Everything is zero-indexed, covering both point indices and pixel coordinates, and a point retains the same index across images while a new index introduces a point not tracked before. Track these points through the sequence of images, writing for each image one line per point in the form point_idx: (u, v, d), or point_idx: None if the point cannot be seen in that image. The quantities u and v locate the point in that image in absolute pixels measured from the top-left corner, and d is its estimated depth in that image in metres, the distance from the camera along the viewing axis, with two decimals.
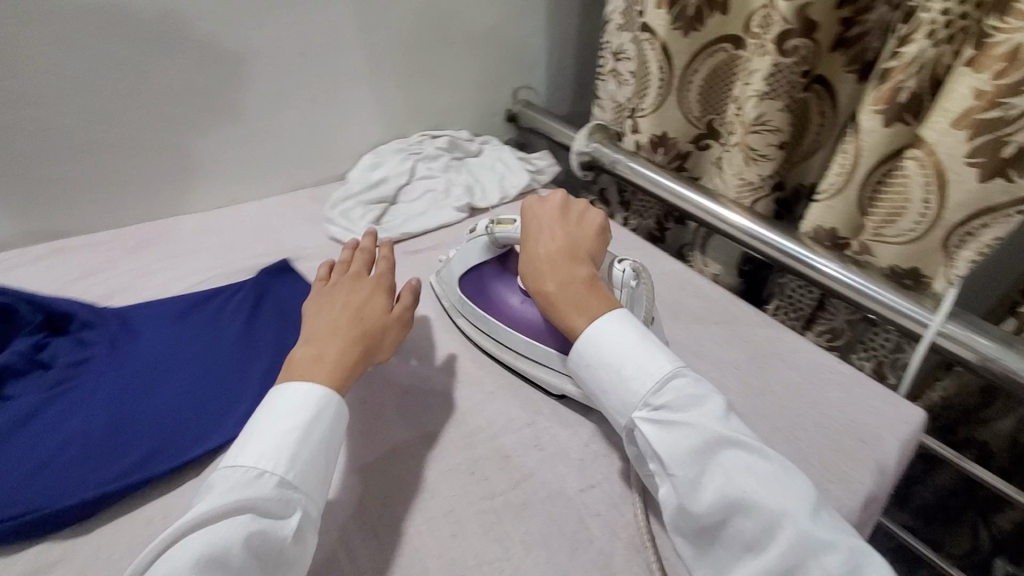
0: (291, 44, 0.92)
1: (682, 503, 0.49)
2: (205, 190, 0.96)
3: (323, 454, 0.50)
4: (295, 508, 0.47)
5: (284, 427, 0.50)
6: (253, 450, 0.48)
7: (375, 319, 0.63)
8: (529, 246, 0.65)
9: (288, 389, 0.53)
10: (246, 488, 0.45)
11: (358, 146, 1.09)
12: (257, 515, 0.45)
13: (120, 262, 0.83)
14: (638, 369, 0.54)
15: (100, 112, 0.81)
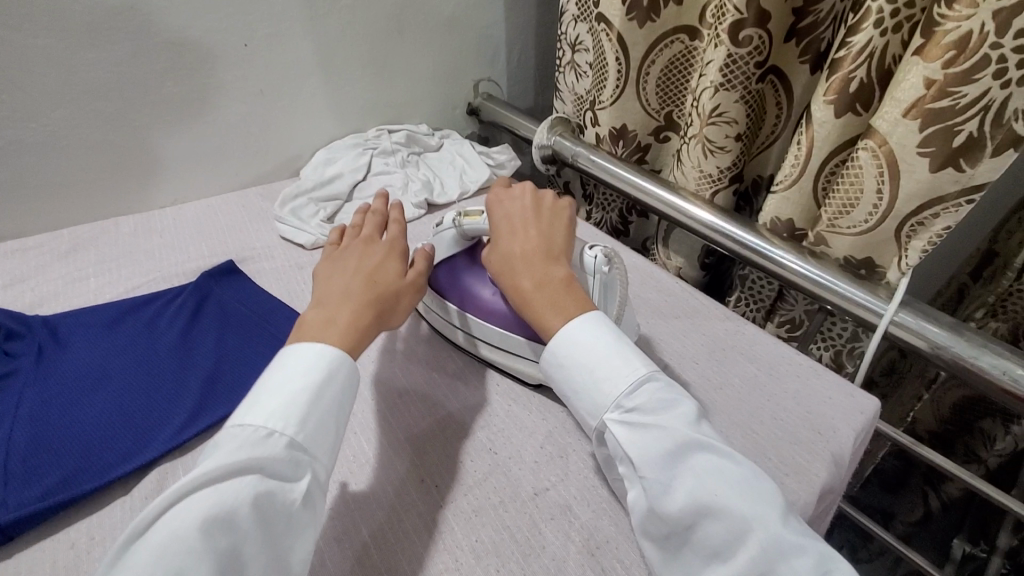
0: (232, 35, 0.87)
1: (652, 508, 0.45)
2: (145, 189, 0.91)
3: (332, 421, 0.47)
4: (305, 471, 0.44)
5: (292, 388, 0.46)
6: (262, 409, 0.45)
7: (389, 282, 0.59)
8: (501, 242, 0.61)
9: (298, 349, 0.50)
10: (256, 447, 0.42)
11: (310, 141, 1.05)
12: (266, 477, 0.42)
13: (50, 266, 0.78)
14: (611, 371, 0.50)
15: (23, 108, 0.75)
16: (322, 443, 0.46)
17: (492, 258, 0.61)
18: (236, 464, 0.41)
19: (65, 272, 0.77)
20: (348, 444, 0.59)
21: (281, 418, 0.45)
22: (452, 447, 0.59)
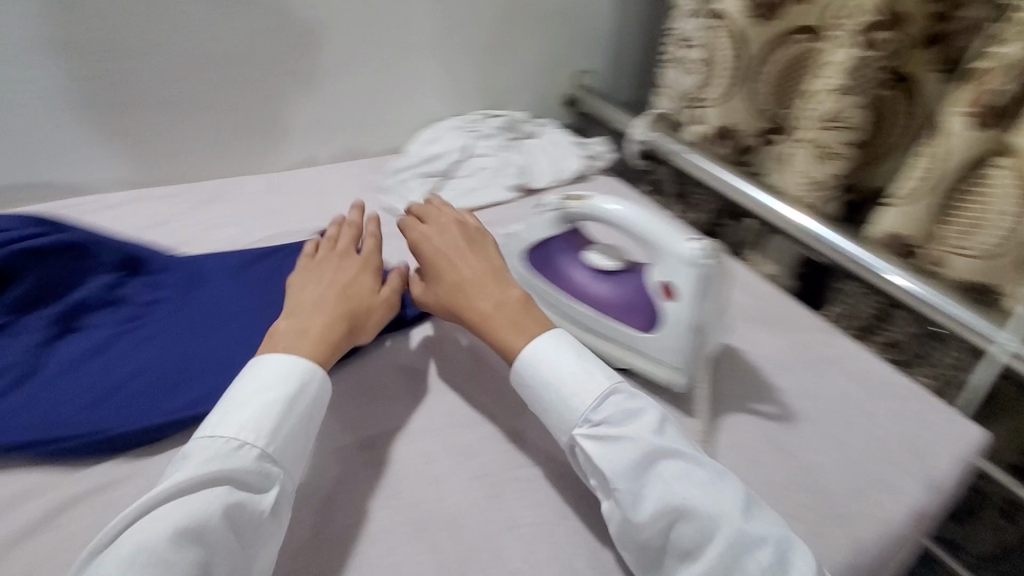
0: (361, 15, 0.94)
1: (624, 517, 0.48)
2: (268, 153, 0.98)
3: (302, 434, 0.50)
4: (274, 482, 0.47)
5: (263, 401, 0.49)
6: (234, 421, 0.47)
7: (363, 300, 0.64)
8: (445, 272, 0.64)
9: (264, 361, 0.52)
10: (225, 460, 0.45)
11: (416, 120, 1.10)
12: (236, 487, 0.44)
13: (190, 214, 0.87)
14: (576, 387, 0.53)
15: (176, 68, 0.84)
16: (289, 455, 0.48)
17: (440, 288, 0.64)
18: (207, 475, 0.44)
19: (201, 219, 0.86)
20: (442, 400, 0.63)
21: (252, 431, 0.47)
22: (535, 417, 0.61)
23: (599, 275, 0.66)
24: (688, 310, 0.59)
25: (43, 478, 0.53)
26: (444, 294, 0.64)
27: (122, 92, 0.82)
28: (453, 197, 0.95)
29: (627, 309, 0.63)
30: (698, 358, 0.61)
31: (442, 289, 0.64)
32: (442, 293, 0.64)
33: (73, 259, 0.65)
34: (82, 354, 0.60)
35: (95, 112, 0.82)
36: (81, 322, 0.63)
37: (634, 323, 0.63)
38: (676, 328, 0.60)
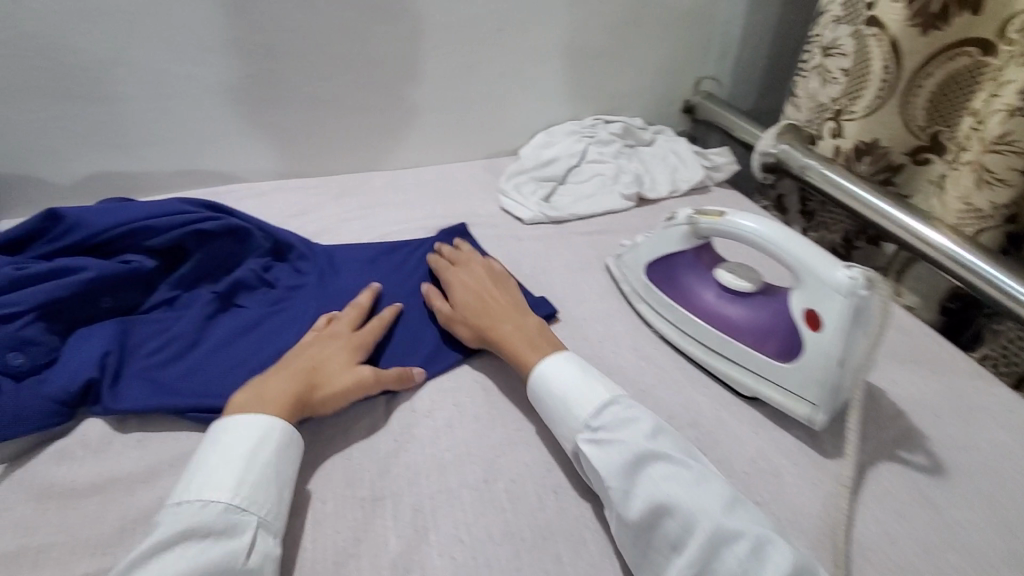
0: (491, 20, 0.95)
1: (620, 517, 0.45)
2: (392, 151, 1.03)
3: (272, 479, 0.46)
4: (246, 530, 0.43)
5: (222, 458, 0.45)
6: (195, 482, 0.44)
7: (328, 371, 0.55)
8: (467, 296, 0.64)
9: (229, 426, 0.48)
10: (190, 517, 0.42)
11: (532, 123, 1.10)
12: (198, 546, 0.40)
13: (324, 206, 0.93)
14: (578, 397, 0.52)
15: (323, 69, 0.90)
16: (259, 501, 0.44)
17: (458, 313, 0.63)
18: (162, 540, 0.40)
19: (333, 211, 0.92)
20: None
21: (205, 490, 0.43)
22: None
23: (726, 294, 0.65)
24: (837, 341, 0.54)
25: (201, 437, 0.55)
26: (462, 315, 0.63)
27: (274, 90, 0.89)
28: (567, 203, 0.95)
29: (763, 337, 0.61)
30: (841, 395, 0.57)
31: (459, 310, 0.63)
32: (460, 312, 0.63)
33: (233, 243, 0.71)
34: (239, 328, 0.65)
35: (250, 107, 0.90)
36: (238, 300, 0.69)
37: (767, 350, 0.60)
38: (820, 360, 0.56)
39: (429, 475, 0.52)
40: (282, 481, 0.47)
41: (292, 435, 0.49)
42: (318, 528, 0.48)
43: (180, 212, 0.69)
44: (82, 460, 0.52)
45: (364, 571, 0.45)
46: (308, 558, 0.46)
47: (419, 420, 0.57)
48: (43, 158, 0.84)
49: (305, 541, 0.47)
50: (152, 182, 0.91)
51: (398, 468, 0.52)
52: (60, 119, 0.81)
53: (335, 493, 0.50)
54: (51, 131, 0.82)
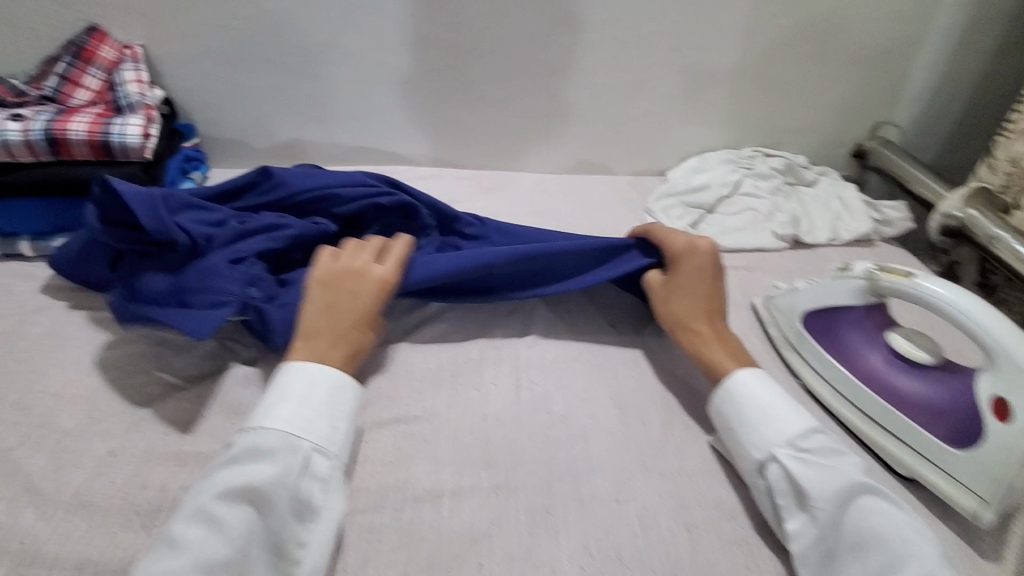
0: (670, 40, 0.95)
1: (824, 537, 0.48)
2: (545, 156, 1.06)
3: (326, 416, 0.51)
4: (298, 459, 0.48)
5: (285, 394, 0.51)
6: (265, 410, 0.50)
7: (368, 321, 0.59)
8: (676, 281, 0.66)
9: (290, 370, 0.53)
10: (255, 440, 0.48)
11: (688, 147, 1.08)
12: (258, 463, 0.47)
13: (476, 199, 0.98)
14: (786, 415, 0.54)
15: (502, 71, 0.94)
16: (313, 433, 0.49)
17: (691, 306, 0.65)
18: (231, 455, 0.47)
19: (483, 205, 0.97)
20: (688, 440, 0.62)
21: (264, 419, 0.49)
22: None
23: (898, 361, 0.61)
24: None
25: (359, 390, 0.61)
26: (662, 301, 0.67)
27: (451, 84, 0.95)
28: (716, 233, 0.92)
29: (936, 417, 0.57)
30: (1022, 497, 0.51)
31: (661, 292, 0.67)
32: (659, 296, 0.67)
33: (404, 219, 0.76)
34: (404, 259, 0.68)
35: (427, 97, 0.96)
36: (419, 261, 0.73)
37: (936, 430, 0.56)
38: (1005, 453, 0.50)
39: (562, 478, 0.54)
40: (336, 418, 0.51)
41: (352, 384, 0.54)
42: (455, 499, 0.52)
43: (363, 185, 0.75)
44: (263, 387, 0.60)
45: (496, 551, 0.48)
46: (447, 526, 0.49)
47: (555, 423, 0.59)
48: (254, 119, 0.96)
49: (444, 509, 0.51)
50: (333, 152, 1.01)
51: (532, 463, 0.55)
52: (274, 88, 0.93)
53: (473, 471, 0.54)
54: (266, 99, 0.94)
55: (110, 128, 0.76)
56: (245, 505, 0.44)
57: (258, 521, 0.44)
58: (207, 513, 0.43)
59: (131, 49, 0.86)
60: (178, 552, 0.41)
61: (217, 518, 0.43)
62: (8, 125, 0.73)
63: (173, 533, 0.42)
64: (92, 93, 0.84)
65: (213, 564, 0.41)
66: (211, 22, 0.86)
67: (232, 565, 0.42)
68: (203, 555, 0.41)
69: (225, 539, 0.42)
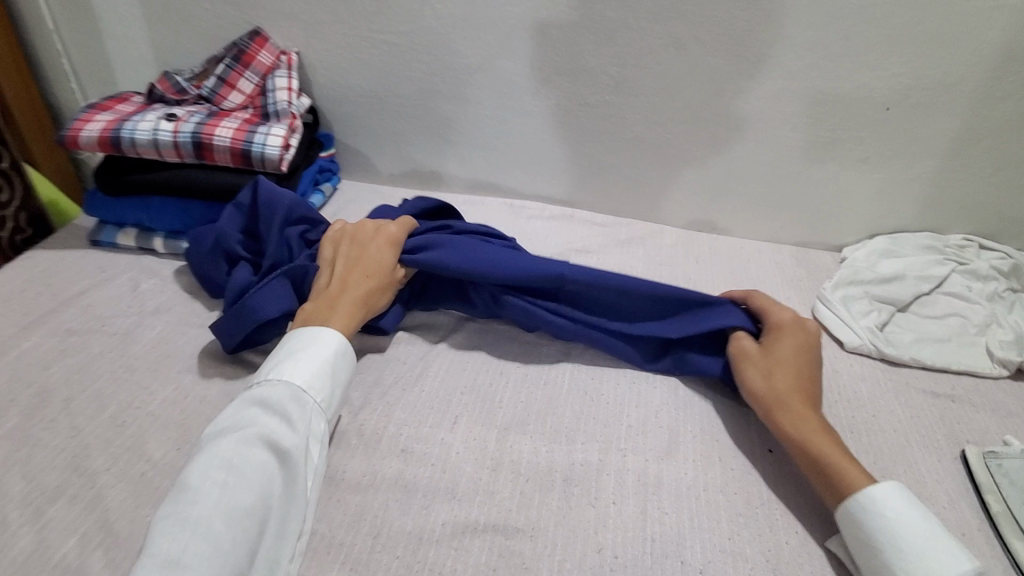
0: (883, 96, 0.77)
1: None
2: (695, 211, 0.92)
3: (330, 376, 0.53)
4: (305, 415, 0.49)
5: (290, 351, 0.53)
6: (271, 366, 0.52)
7: (382, 277, 0.61)
8: (773, 356, 0.58)
9: (299, 331, 0.55)
10: (261, 392, 0.49)
11: (876, 223, 0.88)
12: (268, 416, 0.48)
13: (609, 251, 0.86)
14: (935, 546, 0.44)
15: (665, 112, 0.82)
16: (319, 389, 0.51)
17: (786, 384, 0.56)
18: (240, 407, 0.49)
19: (617, 261, 0.85)
20: None
21: (271, 374, 0.51)
22: None
23: None
24: None
25: (455, 478, 0.52)
26: (754, 380, 0.57)
27: (603, 122, 0.85)
28: (909, 340, 0.73)
29: None
30: None
31: (758, 368, 0.57)
32: (750, 375, 0.57)
33: None
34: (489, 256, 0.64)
35: (575, 133, 0.87)
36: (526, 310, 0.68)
37: None
38: None
39: None
40: (336, 379, 0.54)
41: (350, 347, 0.56)
42: None
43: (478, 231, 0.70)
44: (361, 454, 0.54)
45: None
46: None
47: None
48: (391, 137, 0.92)
49: None
50: (463, 179, 0.95)
51: None
52: (417, 108, 0.88)
53: None
54: (406, 119, 0.89)
55: (253, 137, 0.74)
56: (259, 455, 0.45)
57: (272, 472, 0.45)
58: (225, 460, 0.44)
59: (287, 55, 0.85)
60: (197, 499, 0.42)
61: (233, 466, 0.44)
62: (162, 124, 0.73)
63: (189, 480, 0.43)
64: (244, 96, 0.83)
65: (238, 511, 0.42)
66: (368, 35, 0.83)
67: (253, 512, 0.43)
68: (226, 502, 0.42)
69: (244, 488, 0.43)
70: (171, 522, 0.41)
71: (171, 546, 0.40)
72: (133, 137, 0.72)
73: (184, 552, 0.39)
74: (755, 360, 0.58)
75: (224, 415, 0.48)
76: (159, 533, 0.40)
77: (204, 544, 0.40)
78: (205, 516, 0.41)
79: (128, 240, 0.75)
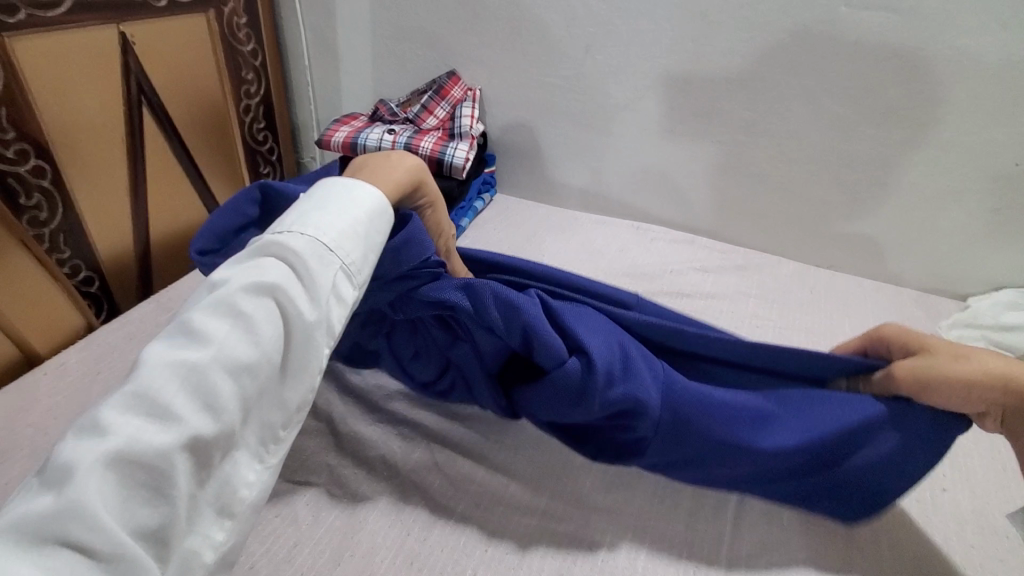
0: (1017, 152, 0.81)
1: None
2: (811, 246, 0.99)
3: (361, 240, 0.50)
4: (325, 272, 0.46)
5: (323, 207, 0.50)
6: (296, 219, 0.48)
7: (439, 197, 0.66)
8: (951, 347, 0.52)
9: (332, 190, 0.52)
10: (283, 242, 0.46)
11: (1007, 276, 0.90)
12: (284, 269, 0.45)
13: (725, 272, 0.97)
14: None
15: (790, 155, 0.92)
16: (346, 250, 0.48)
17: (993, 360, 0.50)
18: (258, 254, 0.46)
19: (731, 281, 0.95)
20: None
21: (295, 225, 0.48)
22: None
23: None
24: None
25: None
26: (950, 364, 0.51)
27: (731, 160, 0.96)
28: None
29: None
30: None
31: (942, 356, 0.52)
32: (923, 363, 0.52)
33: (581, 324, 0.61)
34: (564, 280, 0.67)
35: (704, 168, 0.99)
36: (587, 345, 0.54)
37: None
38: None
39: None
40: (368, 243, 0.51)
41: (383, 219, 0.53)
42: (652, 559, 0.54)
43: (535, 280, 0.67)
44: None
45: None
46: None
47: (773, 530, 0.57)
48: (543, 160, 1.11)
49: (639, 565, 0.53)
50: (598, 199, 1.10)
51: (738, 561, 0.54)
52: (569, 138, 1.06)
53: (675, 542, 0.55)
54: (559, 146, 1.08)
55: (445, 150, 0.97)
56: (268, 309, 0.43)
57: (276, 327, 0.43)
58: (232, 308, 0.42)
59: (472, 91, 1.07)
60: (199, 342, 0.40)
61: (239, 317, 0.42)
62: (385, 136, 0.98)
63: (194, 323, 0.40)
64: (437, 121, 1.07)
65: (236, 364, 0.40)
66: (538, 78, 1.03)
67: (253, 367, 0.41)
68: (227, 351, 0.40)
69: (247, 342, 0.41)
70: (168, 360, 0.39)
71: (164, 384, 0.38)
72: (365, 144, 0.97)
73: (174, 395, 0.37)
74: (940, 359, 0.52)
75: (238, 262, 0.46)
76: (150, 366, 0.38)
77: (198, 393, 0.38)
78: (203, 362, 0.39)
79: None
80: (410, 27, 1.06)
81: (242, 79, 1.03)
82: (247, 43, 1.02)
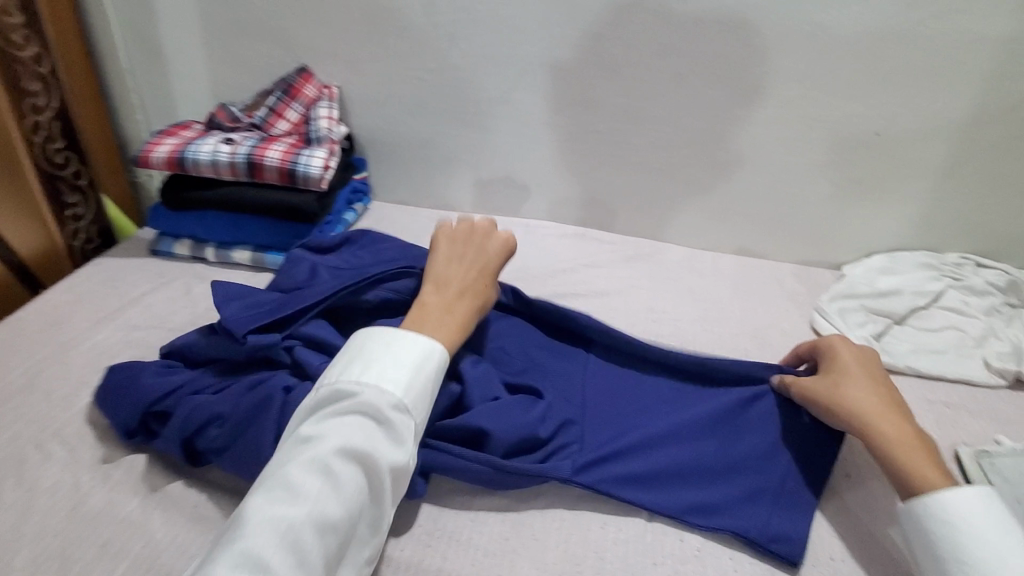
0: (874, 121, 0.83)
1: None
2: (696, 228, 0.97)
3: (432, 394, 0.52)
4: (403, 432, 0.48)
5: (399, 357, 0.51)
6: (375, 369, 0.50)
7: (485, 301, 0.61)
8: (837, 373, 0.60)
9: (402, 332, 0.53)
10: (367, 397, 0.48)
11: (874, 242, 0.93)
12: (366, 424, 0.47)
13: (615, 265, 0.93)
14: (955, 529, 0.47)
15: (667, 138, 0.89)
16: (419, 406, 0.50)
17: (858, 394, 0.57)
18: (343, 406, 0.48)
19: (622, 274, 0.91)
20: None
21: (375, 377, 0.49)
22: None
23: None
24: None
25: None
26: (824, 391, 0.59)
27: (611, 148, 0.92)
28: (903, 353, 0.77)
29: None
30: None
31: (824, 385, 0.60)
32: (818, 384, 0.60)
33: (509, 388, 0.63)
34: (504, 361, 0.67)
35: (586, 159, 0.94)
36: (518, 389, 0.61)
37: None
38: None
39: None
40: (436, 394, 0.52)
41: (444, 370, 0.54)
42: None
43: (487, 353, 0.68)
44: None
45: None
46: None
47: (687, 556, 0.54)
48: (418, 162, 1.00)
49: None
50: (479, 199, 1.02)
51: None
52: (441, 136, 0.97)
53: None
54: (432, 146, 0.98)
55: (298, 159, 0.83)
56: (353, 469, 0.45)
57: (358, 488, 0.45)
58: (326, 466, 0.44)
59: (329, 89, 0.95)
60: (296, 499, 0.42)
61: (330, 475, 0.44)
62: (221, 147, 0.83)
63: (293, 480, 0.43)
64: (290, 125, 0.93)
65: (324, 524, 0.42)
66: (400, 72, 0.92)
67: (339, 527, 0.43)
68: (317, 512, 0.42)
69: (334, 501, 0.43)
70: (270, 518, 0.41)
71: (264, 544, 0.40)
72: (196, 158, 0.82)
73: (274, 554, 0.40)
74: (820, 385, 0.60)
75: (324, 413, 0.48)
76: (252, 526, 0.41)
77: (293, 553, 0.40)
78: (297, 521, 0.41)
79: (183, 249, 0.86)
80: (244, 20, 0.91)
81: (25, 89, 0.84)
82: (28, 46, 0.83)
